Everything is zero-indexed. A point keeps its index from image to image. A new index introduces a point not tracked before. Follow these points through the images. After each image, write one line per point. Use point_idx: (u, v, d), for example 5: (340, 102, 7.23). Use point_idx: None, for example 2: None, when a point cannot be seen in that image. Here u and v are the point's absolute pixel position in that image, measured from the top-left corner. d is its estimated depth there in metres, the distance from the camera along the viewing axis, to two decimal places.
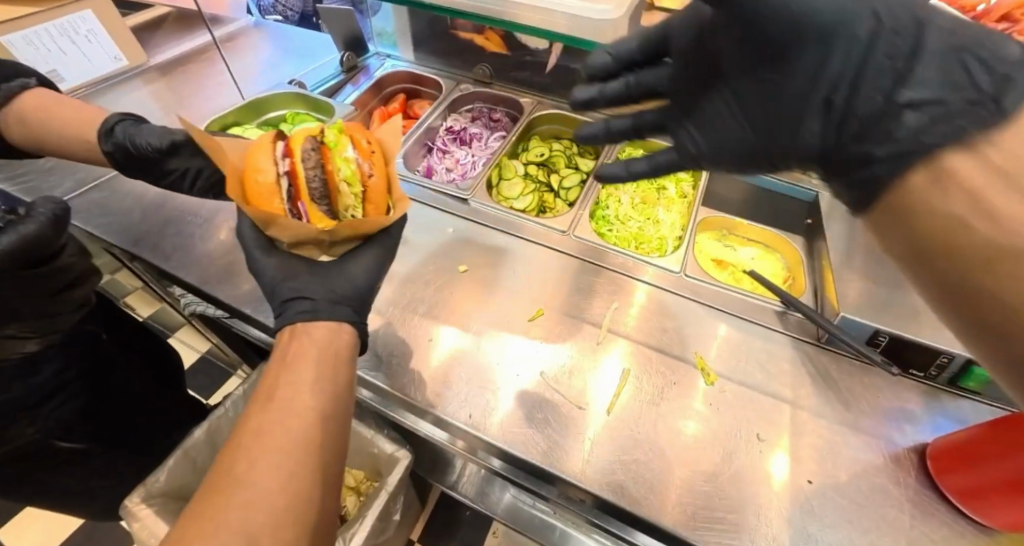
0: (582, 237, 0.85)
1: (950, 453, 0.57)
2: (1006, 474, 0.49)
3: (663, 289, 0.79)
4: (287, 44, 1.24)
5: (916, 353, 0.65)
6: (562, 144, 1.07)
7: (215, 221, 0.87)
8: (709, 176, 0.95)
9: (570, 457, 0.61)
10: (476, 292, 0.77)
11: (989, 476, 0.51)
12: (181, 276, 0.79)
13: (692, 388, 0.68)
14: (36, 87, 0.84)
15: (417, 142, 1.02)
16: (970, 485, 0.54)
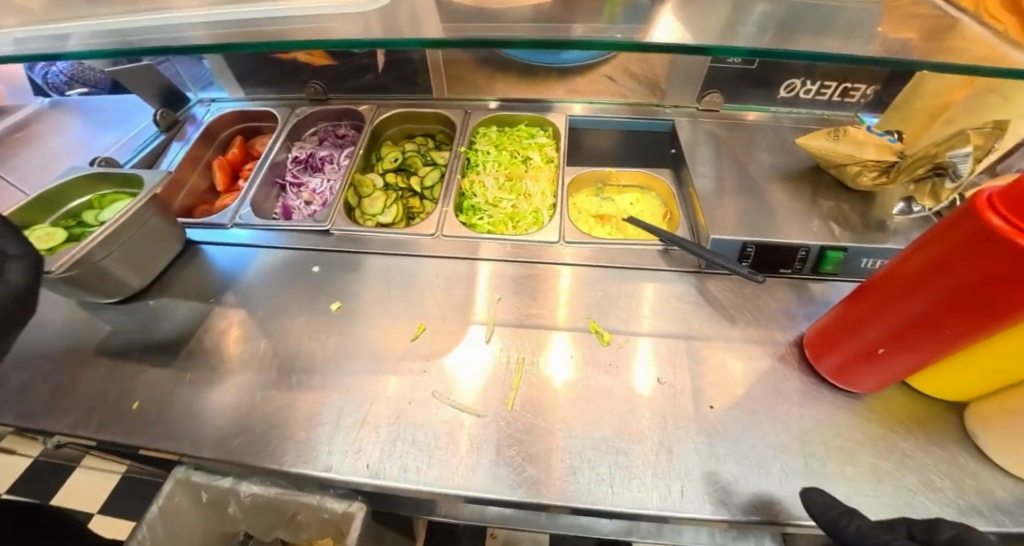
0: (451, 234, 0.82)
1: (820, 341, 0.61)
2: (866, 343, 0.55)
3: (588, 266, 0.77)
4: (99, 118, 1.09)
5: (772, 256, 0.72)
6: (415, 143, 1.03)
7: (39, 342, 0.75)
8: (567, 137, 0.93)
9: (514, 472, 0.55)
10: (357, 325, 0.72)
11: (853, 351, 0.57)
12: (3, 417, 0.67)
13: (596, 355, 0.66)
14: None
15: (264, 183, 0.93)
16: (837, 364, 0.59)
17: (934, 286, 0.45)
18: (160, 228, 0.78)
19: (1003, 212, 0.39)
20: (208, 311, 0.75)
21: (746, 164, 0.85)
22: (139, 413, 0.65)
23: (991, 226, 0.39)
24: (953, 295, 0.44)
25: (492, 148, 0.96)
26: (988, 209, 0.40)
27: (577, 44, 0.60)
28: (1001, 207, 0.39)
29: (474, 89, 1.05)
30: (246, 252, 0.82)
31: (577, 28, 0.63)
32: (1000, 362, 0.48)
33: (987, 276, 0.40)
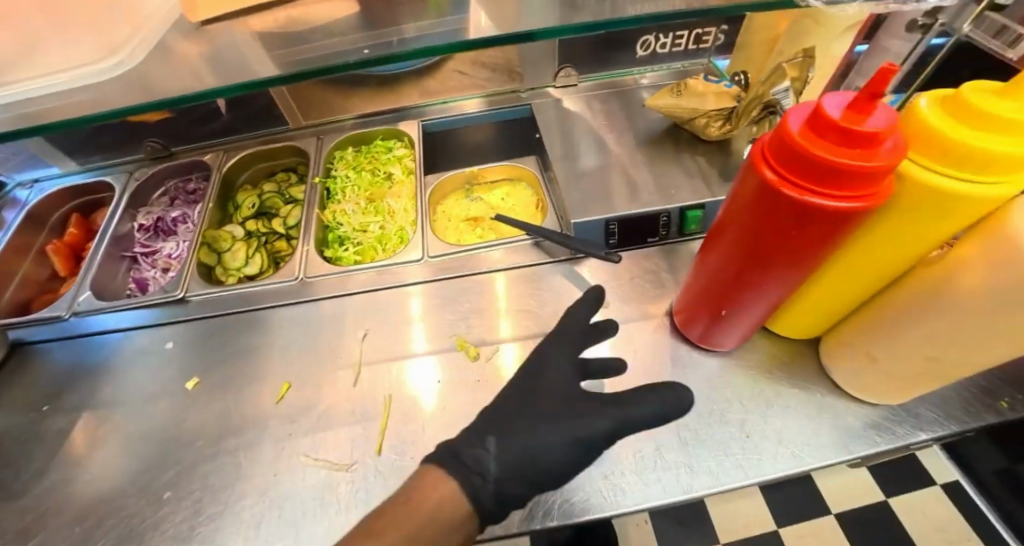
0: (312, 274, 0.77)
1: (680, 308, 0.60)
2: (713, 304, 0.54)
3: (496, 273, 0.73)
4: None
5: (634, 228, 0.71)
6: (274, 183, 0.97)
7: None
8: (421, 143, 0.91)
9: None
10: (217, 403, 0.65)
11: (707, 314, 0.56)
12: None
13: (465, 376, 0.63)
14: None
15: (108, 257, 0.84)
16: (701, 328, 0.58)
17: (745, 239, 0.44)
18: None
19: (772, 158, 0.38)
20: (41, 421, 0.66)
21: (607, 136, 0.83)
22: None
23: (765, 173, 0.38)
24: (761, 245, 0.43)
25: (351, 171, 0.91)
26: (764, 156, 0.39)
27: (372, 64, 0.53)
28: (770, 152, 0.39)
29: (328, 110, 0.98)
30: (92, 344, 0.74)
31: (408, 28, 0.57)
32: (838, 285, 0.49)
33: (778, 224, 0.40)
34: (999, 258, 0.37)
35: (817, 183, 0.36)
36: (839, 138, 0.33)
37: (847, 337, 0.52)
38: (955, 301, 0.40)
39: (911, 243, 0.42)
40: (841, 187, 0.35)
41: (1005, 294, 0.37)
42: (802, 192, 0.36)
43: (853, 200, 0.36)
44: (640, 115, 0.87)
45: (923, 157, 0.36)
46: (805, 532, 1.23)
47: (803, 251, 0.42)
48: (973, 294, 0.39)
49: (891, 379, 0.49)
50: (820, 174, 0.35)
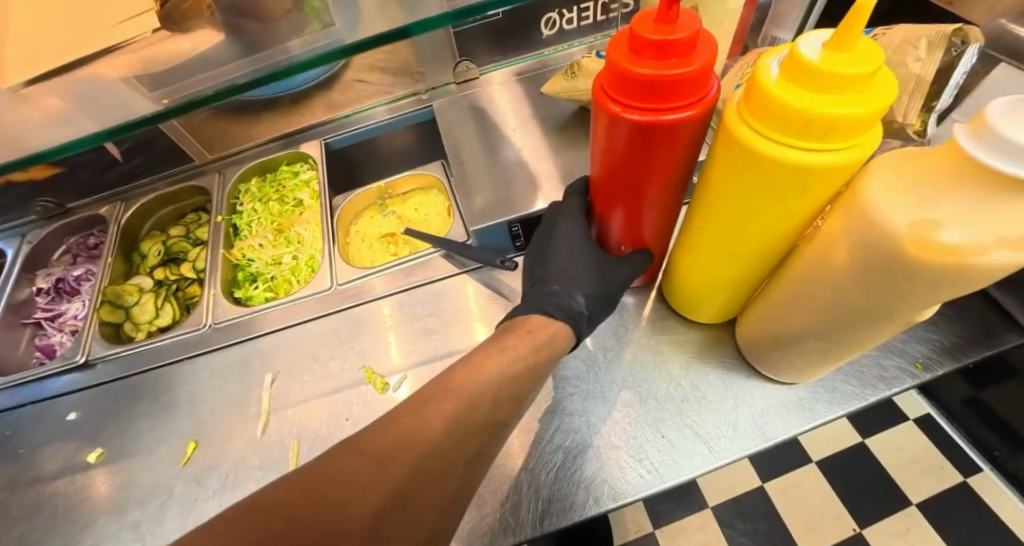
0: (222, 319, 0.73)
1: None
2: (618, 243, 0.54)
3: (394, 296, 0.70)
4: None
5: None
6: (183, 225, 0.93)
7: None
8: (325, 165, 0.87)
9: None
10: (123, 475, 0.61)
11: (613, 252, 0.55)
12: None
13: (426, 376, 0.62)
14: None
15: (5, 329, 0.80)
16: None
17: (616, 175, 0.43)
18: None
19: (609, 93, 0.36)
20: None
21: (514, 127, 0.78)
22: None
23: (607, 109, 0.36)
24: (637, 176, 0.42)
25: (257, 203, 0.87)
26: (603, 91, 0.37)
27: (246, 88, 0.51)
28: (606, 85, 0.36)
29: (232, 140, 0.91)
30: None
31: (296, 44, 0.53)
32: (722, 261, 0.45)
33: (638, 151, 0.38)
34: (859, 233, 0.33)
35: (655, 102, 0.34)
36: (658, 52, 0.31)
37: (753, 321, 0.49)
38: (830, 280, 0.37)
39: (781, 220, 0.38)
40: (676, 97, 0.34)
41: (876, 270, 0.33)
42: (646, 114, 0.34)
43: (692, 105, 0.34)
44: (546, 100, 0.82)
45: (756, 124, 0.32)
46: (786, 483, 1.23)
47: (668, 170, 0.41)
48: (847, 272, 0.36)
49: (795, 358, 0.47)
50: (654, 93, 0.33)
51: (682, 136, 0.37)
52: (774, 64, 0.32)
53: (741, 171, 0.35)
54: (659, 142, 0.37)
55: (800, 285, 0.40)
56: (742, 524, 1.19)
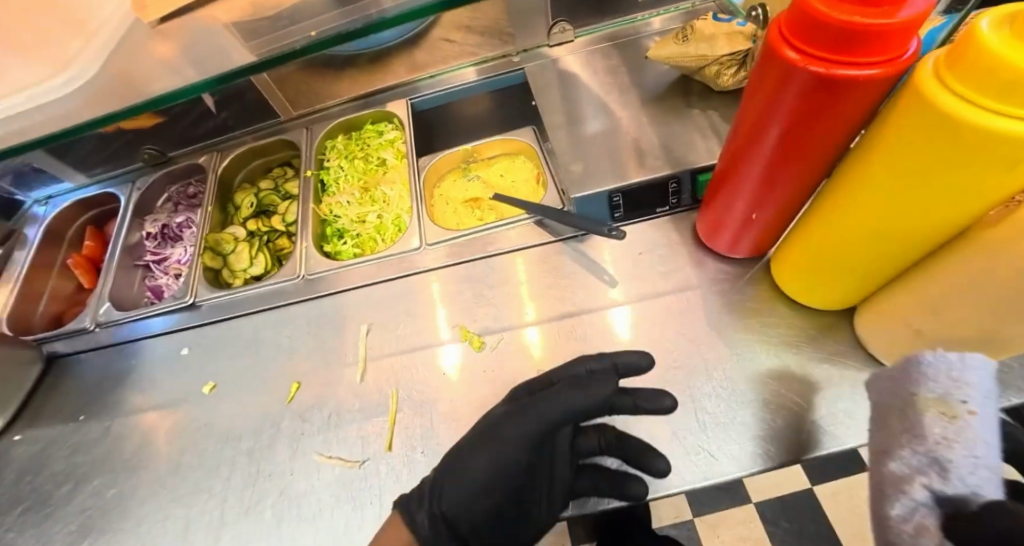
0: (314, 272, 0.74)
1: (708, 224, 0.60)
2: (740, 212, 0.54)
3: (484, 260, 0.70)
4: None
5: (641, 198, 0.65)
6: (272, 178, 0.95)
7: None
8: (412, 127, 0.83)
9: None
10: (233, 408, 0.65)
11: (736, 217, 0.55)
12: None
13: (478, 364, 0.62)
14: None
15: (122, 268, 0.87)
16: (729, 240, 0.59)
17: (764, 130, 0.42)
18: (7, 356, 0.70)
19: (789, 37, 0.35)
20: (85, 427, 0.69)
21: (609, 96, 0.75)
22: None
23: (783, 54, 0.36)
24: (789, 141, 0.41)
25: (343, 160, 0.86)
26: (781, 37, 0.37)
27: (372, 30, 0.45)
28: (786, 30, 0.36)
29: (316, 96, 0.93)
30: (112, 356, 0.75)
31: None
32: (866, 244, 0.43)
33: (807, 107, 0.37)
34: None
35: (839, 53, 0.33)
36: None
37: (892, 310, 0.46)
38: (1016, 275, 0.34)
39: (963, 201, 0.35)
40: (870, 51, 0.32)
41: None
42: (826, 66, 0.34)
43: (884, 62, 0.33)
44: (643, 68, 0.78)
45: (963, 91, 0.30)
46: (839, 488, 1.20)
47: (824, 140, 0.40)
48: None
49: (935, 352, 0.44)
50: (842, 42, 0.33)
51: (855, 101, 0.36)
52: (1003, 21, 0.29)
53: (932, 143, 0.32)
54: (830, 102, 0.36)
55: (967, 275, 0.37)
56: (787, 522, 1.18)
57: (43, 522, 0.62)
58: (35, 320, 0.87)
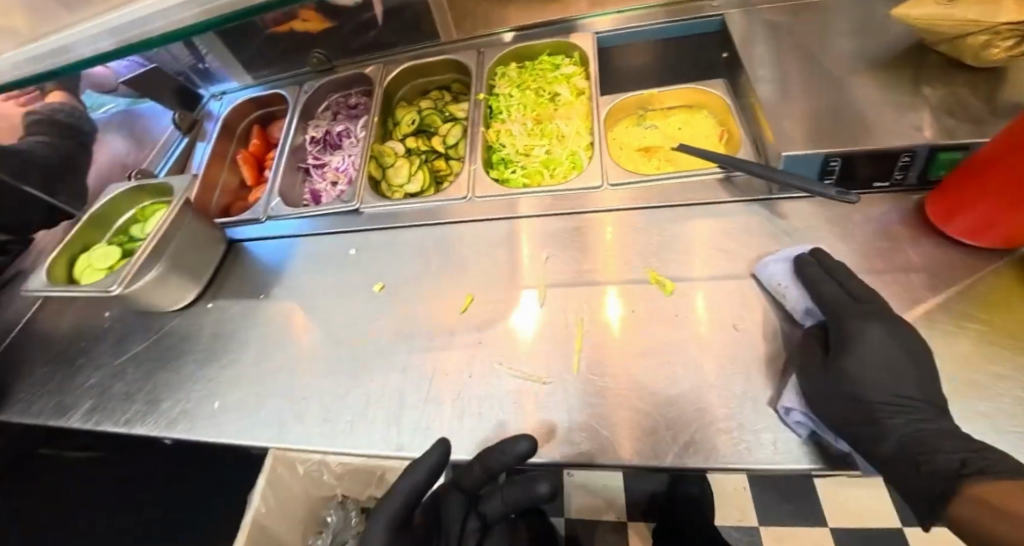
0: (485, 196, 0.74)
1: (952, 202, 0.54)
2: (1015, 191, 0.47)
3: (670, 209, 0.68)
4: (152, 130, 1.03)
5: (864, 167, 0.60)
6: (430, 98, 0.90)
7: (122, 342, 0.77)
8: (596, 58, 0.81)
9: (621, 432, 0.53)
10: (404, 308, 0.68)
11: (1007, 197, 0.48)
12: (105, 417, 0.69)
13: (556, 327, 0.61)
14: None
15: (288, 170, 0.89)
16: (980, 221, 0.53)
17: None
18: (201, 229, 0.77)
19: None
20: (265, 305, 0.75)
21: (825, 54, 0.69)
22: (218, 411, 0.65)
23: None
24: None
25: (515, 89, 0.83)
26: None
27: None
28: None
29: (483, 22, 0.88)
30: (283, 247, 0.81)
31: None
32: None
33: None
34: None
35: None
36: None
37: None
38: None
39: None
40: None
41: None
42: None
43: None
44: (875, 27, 0.70)
45: None
46: None
47: None
48: None
49: None
50: None
51: None
52: None
53: None
54: None
55: None
56: None
57: (233, 379, 0.68)
58: (211, 208, 0.95)
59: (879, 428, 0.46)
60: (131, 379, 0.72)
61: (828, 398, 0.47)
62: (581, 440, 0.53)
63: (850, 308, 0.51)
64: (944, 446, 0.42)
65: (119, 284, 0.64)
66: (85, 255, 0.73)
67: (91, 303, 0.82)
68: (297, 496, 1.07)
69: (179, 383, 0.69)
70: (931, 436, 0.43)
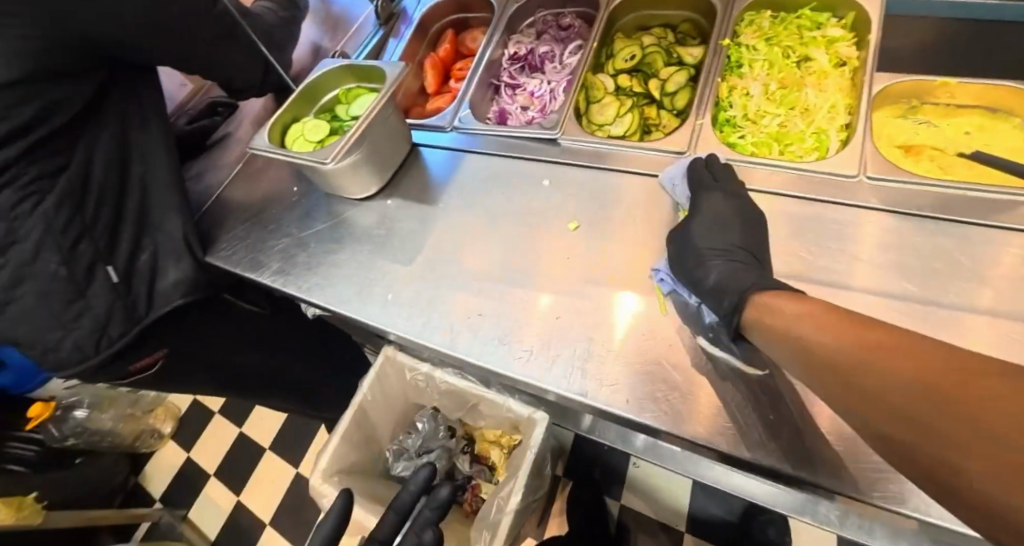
0: (710, 156, 0.64)
1: None
2: None
3: (954, 219, 0.52)
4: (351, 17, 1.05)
5: None
6: (653, 36, 0.82)
7: (307, 217, 0.81)
8: (880, 27, 0.66)
9: (840, 460, 0.43)
10: (589, 256, 0.63)
11: None
12: (290, 279, 0.74)
13: (654, 329, 0.55)
14: (47, 241, 0.66)
15: (482, 83, 0.83)
16: None
17: None
18: (398, 125, 0.75)
19: None
20: (436, 211, 0.74)
21: None
22: (392, 302, 0.66)
23: None
24: None
25: (763, 42, 0.71)
26: None
27: None
28: None
29: None
30: (462, 158, 0.78)
31: None
32: None
33: None
34: None
35: None
36: None
37: None
38: None
39: None
40: None
41: None
42: None
43: None
44: None
45: None
46: None
47: None
48: None
49: None
50: None
51: None
52: None
53: None
54: None
55: None
56: None
57: (406, 276, 0.68)
58: None
59: (702, 267, 0.51)
60: (311, 253, 0.76)
61: (681, 257, 0.54)
62: (780, 449, 0.45)
63: (703, 182, 0.58)
64: (746, 277, 0.47)
65: (332, 160, 0.65)
66: (294, 126, 0.74)
67: (288, 176, 0.90)
68: (402, 397, 1.18)
69: (351, 266, 0.72)
70: (734, 273, 0.48)
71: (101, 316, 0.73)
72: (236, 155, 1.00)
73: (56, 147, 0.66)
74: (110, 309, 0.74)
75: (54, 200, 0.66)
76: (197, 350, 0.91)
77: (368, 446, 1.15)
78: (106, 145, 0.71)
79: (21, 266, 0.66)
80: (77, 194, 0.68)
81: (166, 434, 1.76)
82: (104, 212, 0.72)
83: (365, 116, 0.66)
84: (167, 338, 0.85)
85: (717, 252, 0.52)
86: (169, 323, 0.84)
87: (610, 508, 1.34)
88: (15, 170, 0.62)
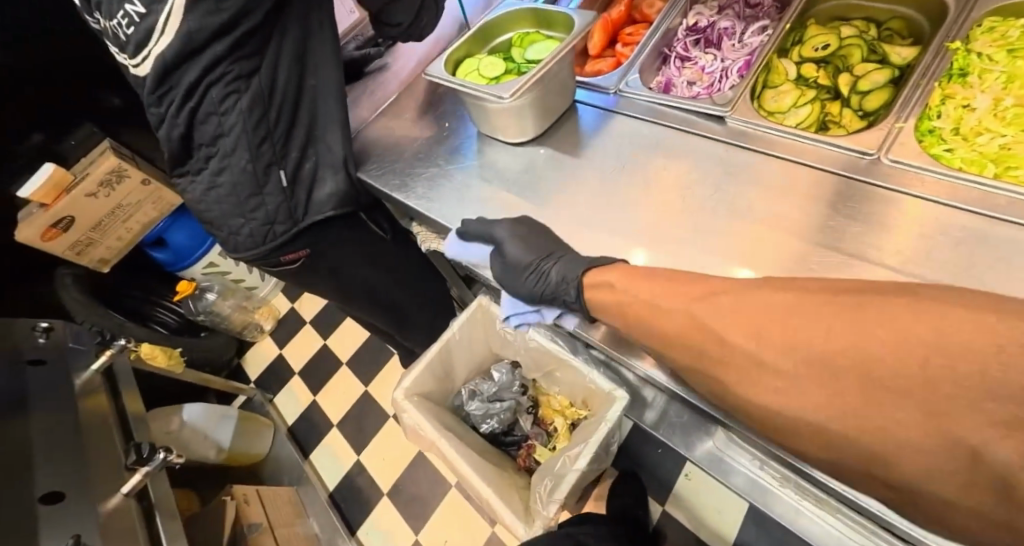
0: (901, 162, 0.59)
1: None
2: None
3: None
4: None
5: None
6: (855, 28, 0.75)
7: (455, 152, 0.86)
8: None
9: None
10: (737, 237, 0.60)
11: None
12: (431, 206, 0.79)
13: None
14: (242, 134, 0.78)
15: (653, 52, 0.82)
16: None
17: None
18: (568, 78, 0.76)
19: None
20: (583, 166, 0.74)
21: None
22: None
23: None
24: None
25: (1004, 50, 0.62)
26: None
27: None
28: None
29: None
30: (618, 121, 0.77)
31: None
32: None
33: None
34: None
35: None
36: None
37: None
38: None
39: None
40: None
41: None
42: None
43: None
44: None
45: None
46: None
47: None
48: None
49: None
50: None
51: None
52: None
53: None
54: None
55: None
56: None
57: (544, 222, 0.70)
58: None
59: (538, 276, 0.60)
60: (454, 185, 0.80)
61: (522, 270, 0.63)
62: None
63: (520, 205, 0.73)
64: (568, 273, 0.57)
65: (509, 97, 0.67)
66: (468, 61, 0.77)
67: (442, 112, 0.96)
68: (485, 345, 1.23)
69: (492, 204, 0.75)
70: (557, 274, 0.58)
71: (271, 209, 0.87)
72: (396, 84, 1.06)
73: (254, 46, 0.72)
74: (278, 206, 0.87)
75: (248, 99, 0.75)
76: (329, 254, 1.00)
77: (443, 382, 1.21)
78: (290, 52, 0.76)
79: (225, 155, 0.80)
80: (266, 96, 0.77)
81: (266, 330, 1.97)
82: (285, 117, 0.80)
83: (551, 59, 0.67)
84: (316, 240, 0.95)
85: (544, 256, 0.62)
86: (317, 231, 0.95)
87: (652, 511, 1.32)
88: (222, 66, 0.71)
